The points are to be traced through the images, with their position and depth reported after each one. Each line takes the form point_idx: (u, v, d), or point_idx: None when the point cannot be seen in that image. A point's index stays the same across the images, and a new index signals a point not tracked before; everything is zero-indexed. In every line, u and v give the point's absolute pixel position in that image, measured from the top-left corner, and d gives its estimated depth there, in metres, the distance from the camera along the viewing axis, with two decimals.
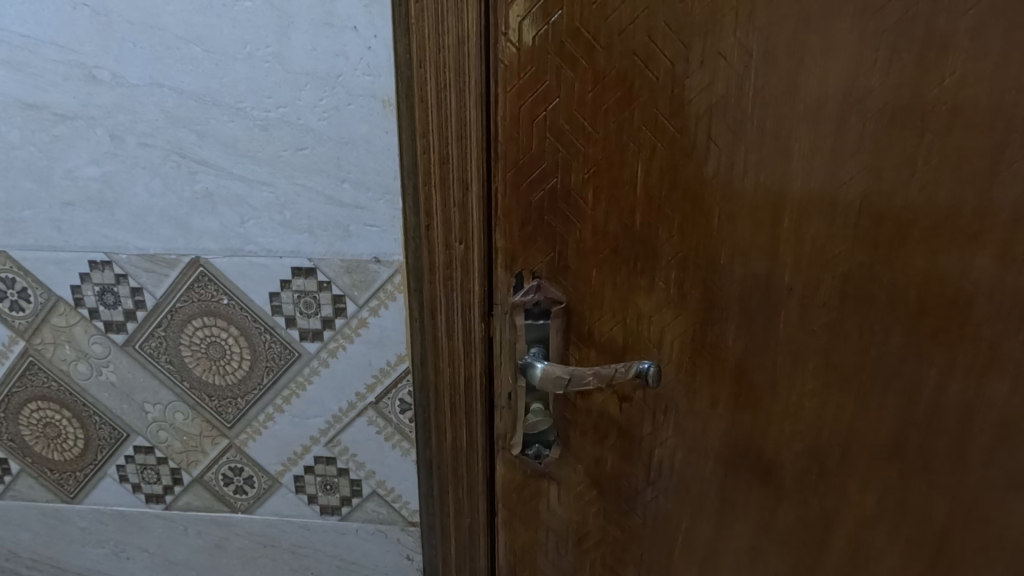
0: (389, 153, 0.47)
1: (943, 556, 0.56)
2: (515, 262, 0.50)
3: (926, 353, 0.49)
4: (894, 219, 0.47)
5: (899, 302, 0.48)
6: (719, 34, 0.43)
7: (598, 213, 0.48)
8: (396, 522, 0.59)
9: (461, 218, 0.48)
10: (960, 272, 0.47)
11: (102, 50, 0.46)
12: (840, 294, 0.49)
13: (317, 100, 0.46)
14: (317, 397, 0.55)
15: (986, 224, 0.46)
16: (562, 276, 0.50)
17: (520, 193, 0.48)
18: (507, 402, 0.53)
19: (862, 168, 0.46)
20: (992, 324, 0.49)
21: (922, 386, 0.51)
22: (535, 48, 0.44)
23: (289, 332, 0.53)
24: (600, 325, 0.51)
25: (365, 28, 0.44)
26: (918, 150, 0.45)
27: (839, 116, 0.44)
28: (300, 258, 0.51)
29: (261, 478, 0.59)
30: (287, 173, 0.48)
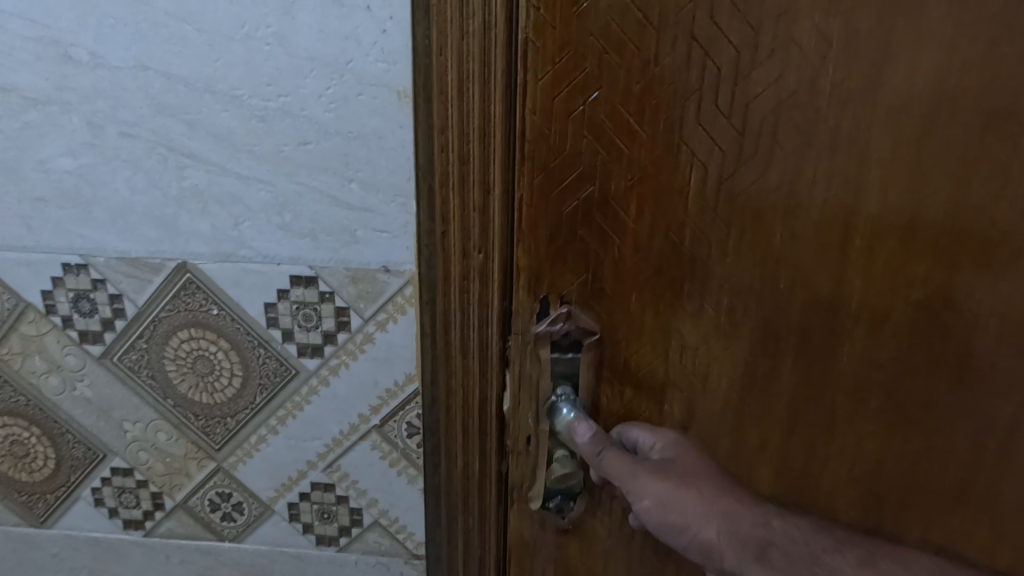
0: (403, 151, 0.42)
1: None
2: (540, 285, 0.45)
3: (992, 385, 0.45)
4: (978, 236, 0.42)
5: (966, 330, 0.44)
6: (795, 18, 0.38)
7: (642, 227, 0.43)
8: (399, 555, 0.54)
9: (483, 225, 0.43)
10: None
11: (80, 27, 0.41)
12: (911, 319, 0.44)
13: (324, 90, 0.41)
14: (315, 418, 0.50)
15: None
16: (595, 300, 0.45)
17: (551, 202, 0.43)
18: (526, 449, 0.48)
19: (946, 177, 0.41)
20: None
21: (998, 424, 0.45)
22: (577, 33, 0.39)
23: (285, 347, 0.48)
24: (636, 352, 0.46)
25: (379, 8, 0.39)
26: (1009, 158, 0.40)
27: (909, 122, 0.40)
28: (301, 266, 0.45)
29: (252, 505, 0.53)
30: (288, 171, 0.43)
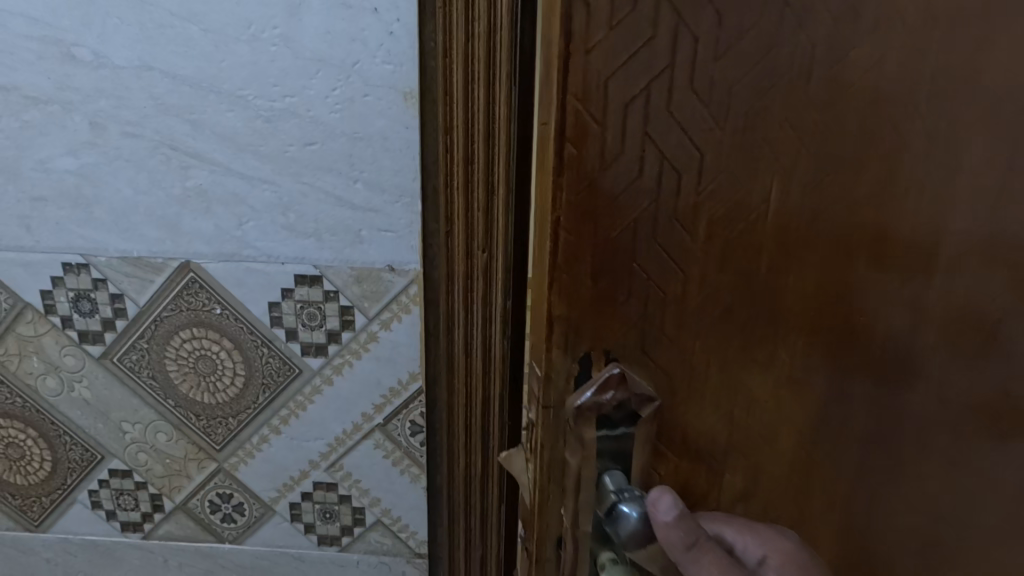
0: (409, 151, 0.43)
1: None
2: (578, 345, 0.30)
3: None
4: None
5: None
6: None
7: (734, 257, 0.29)
8: (401, 554, 0.54)
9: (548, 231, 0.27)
10: None
11: (83, 26, 0.41)
12: None
13: (330, 91, 0.42)
14: (318, 417, 0.50)
15: None
16: (659, 366, 0.31)
17: (599, 224, 0.28)
18: (556, 552, 0.33)
19: None
20: None
21: None
22: None
23: (289, 346, 0.48)
24: (710, 434, 0.33)
25: (387, 11, 0.40)
26: None
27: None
28: (305, 265, 0.46)
29: (253, 506, 0.53)
30: (293, 171, 0.43)
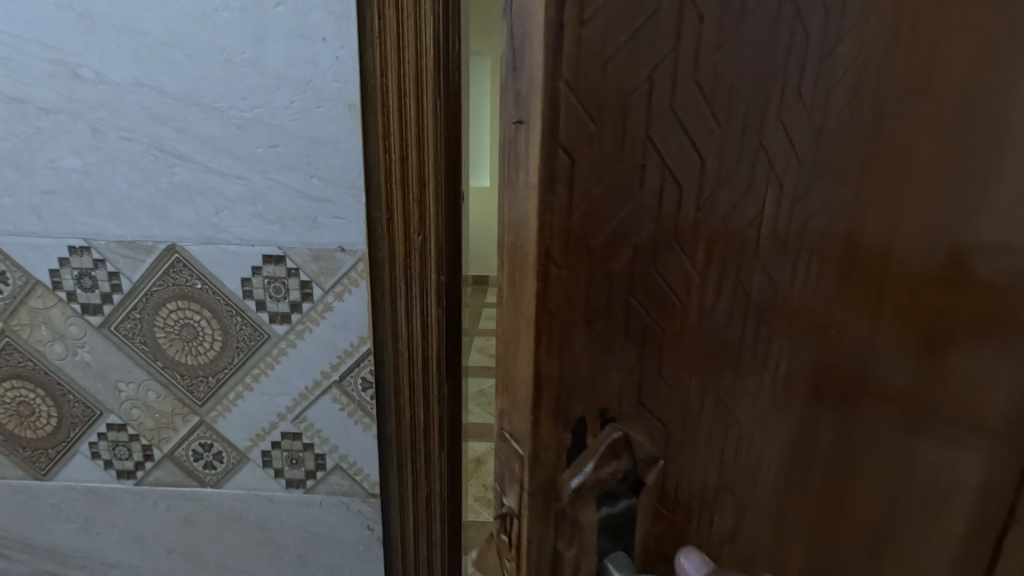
0: (354, 152, 0.53)
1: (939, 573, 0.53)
2: (573, 405, 0.29)
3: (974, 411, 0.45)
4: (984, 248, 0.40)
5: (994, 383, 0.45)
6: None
7: (709, 295, 0.31)
8: (358, 494, 0.64)
9: (543, 273, 0.26)
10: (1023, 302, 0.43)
11: (86, 51, 0.50)
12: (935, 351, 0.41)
13: (289, 103, 0.51)
14: (284, 376, 0.59)
15: None
16: (647, 409, 0.31)
17: (595, 276, 0.27)
18: None
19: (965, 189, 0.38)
20: None
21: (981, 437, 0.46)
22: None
23: (258, 315, 0.57)
24: (690, 473, 0.34)
25: (333, 39, 0.50)
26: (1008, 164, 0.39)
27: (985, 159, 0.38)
28: (271, 247, 0.55)
29: (230, 453, 0.63)
30: (261, 168, 0.53)
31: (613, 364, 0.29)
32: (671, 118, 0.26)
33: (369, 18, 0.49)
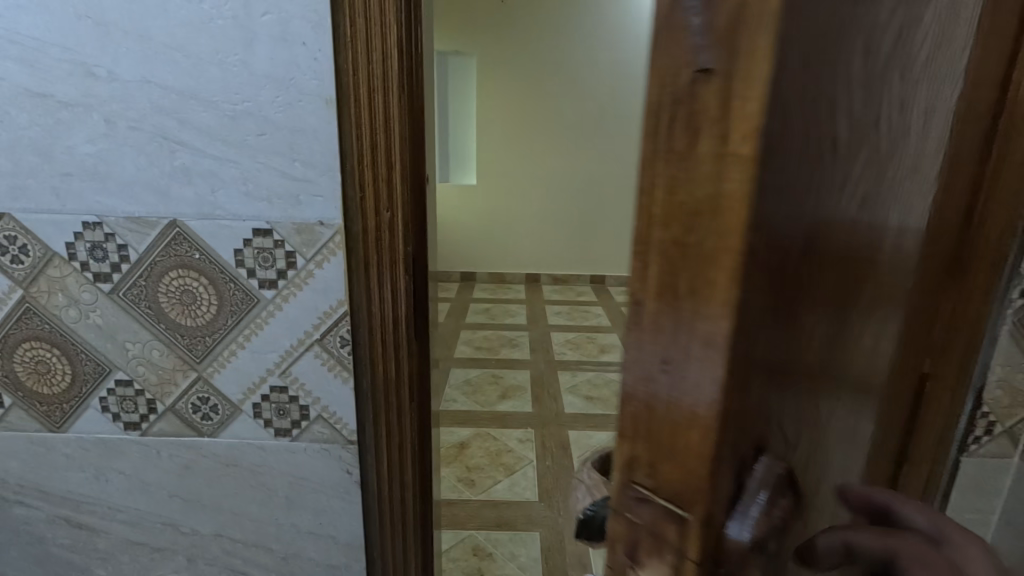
0: (330, 139, 0.62)
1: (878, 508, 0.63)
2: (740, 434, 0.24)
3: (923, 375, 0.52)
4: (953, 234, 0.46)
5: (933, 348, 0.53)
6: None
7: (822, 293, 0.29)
8: (338, 441, 0.73)
9: (748, 274, 0.20)
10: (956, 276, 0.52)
11: (100, 53, 0.59)
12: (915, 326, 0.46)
13: (275, 98, 0.60)
14: (273, 335, 0.68)
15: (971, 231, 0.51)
16: (777, 423, 0.28)
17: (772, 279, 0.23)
18: None
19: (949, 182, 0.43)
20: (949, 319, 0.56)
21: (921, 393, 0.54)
22: None
23: (249, 281, 0.66)
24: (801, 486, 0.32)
25: (312, 44, 0.59)
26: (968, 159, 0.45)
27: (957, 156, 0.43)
28: (260, 221, 0.64)
29: (225, 405, 0.71)
30: (251, 153, 0.62)
31: (771, 370, 0.26)
32: (833, 117, 0.25)
33: (342, 25, 0.58)
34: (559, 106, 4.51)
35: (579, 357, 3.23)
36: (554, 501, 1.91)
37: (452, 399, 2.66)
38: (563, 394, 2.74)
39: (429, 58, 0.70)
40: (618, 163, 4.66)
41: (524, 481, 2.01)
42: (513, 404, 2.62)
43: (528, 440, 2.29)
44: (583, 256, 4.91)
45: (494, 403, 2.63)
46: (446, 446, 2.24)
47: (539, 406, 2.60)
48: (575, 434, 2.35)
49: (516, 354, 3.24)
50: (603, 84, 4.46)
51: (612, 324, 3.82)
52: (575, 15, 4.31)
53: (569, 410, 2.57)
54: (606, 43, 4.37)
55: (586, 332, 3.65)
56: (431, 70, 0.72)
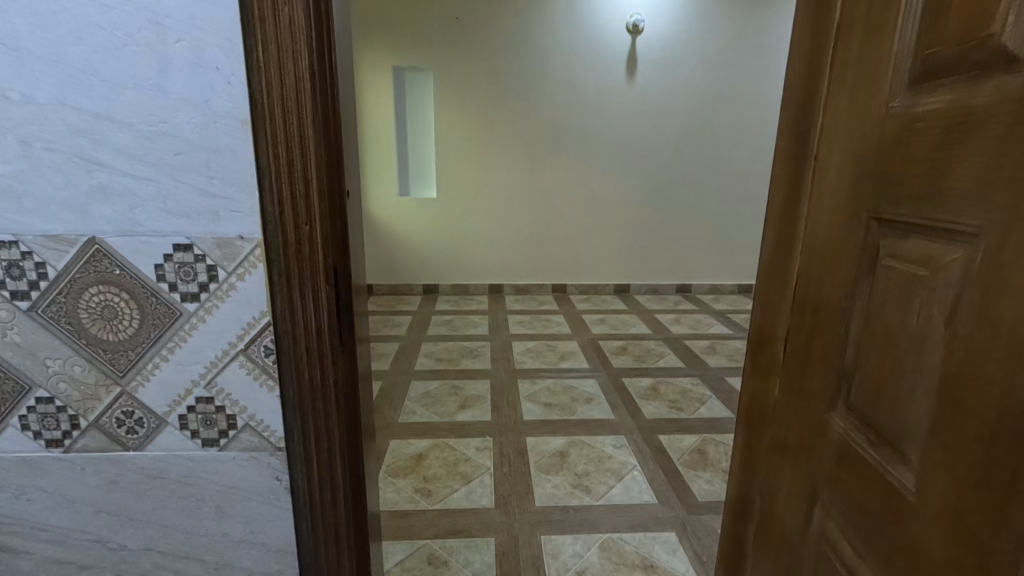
0: (248, 157, 0.65)
1: (789, 459, 0.77)
2: None
3: (837, 347, 0.64)
4: (878, 236, 0.57)
5: (831, 323, 0.65)
6: None
7: None
8: (265, 448, 0.75)
9: None
10: (832, 264, 0.66)
11: (13, 77, 0.61)
12: (885, 317, 0.55)
13: (190, 119, 0.63)
14: (196, 346, 0.70)
15: (830, 226, 0.66)
16: None
17: None
18: None
19: (909, 199, 0.52)
20: (808, 294, 0.72)
21: (823, 360, 0.67)
22: None
23: (171, 295, 0.68)
24: None
25: (225, 69, 0.62)
26: (882, 176, 0.56)
27: (900, 176, 0.53)
28: (180, 237, 0.66)
29: (151, 418, 0.72)
30: (168, 172, 0.65)
31: None
32: None
33: (254, 52, 0.62)
34: (516, 120, 4.61)
35: (539, 364, 3.28)
36: (510, 506, 1.94)
37: (411, 412, 2.67)
38: (521, 401, 2.78)
39: (346, 86, 0.75)
40: (575, 175, 4.79)
41: (481, 489, 2.04)
42: (473, 413, 2.65)
43: (485, 448, 2.31)
44: (545, 265, 5.00)
45: (454, 413, 2.65)
46: (404, 457, 2.25)
47: (498, 414, 2.63)
48: (533, 440, 2.39)
49: (476, 364, 3.27)
50: (558, 99, 4.60)
51: (572, 332, 3.90)
52: (527, 32, 4.44)
53: (527, 417, 2.62)
54: (558, 60, 4.51)
55: (546, 340, 3.71)
56: (349, 98, 0.78)
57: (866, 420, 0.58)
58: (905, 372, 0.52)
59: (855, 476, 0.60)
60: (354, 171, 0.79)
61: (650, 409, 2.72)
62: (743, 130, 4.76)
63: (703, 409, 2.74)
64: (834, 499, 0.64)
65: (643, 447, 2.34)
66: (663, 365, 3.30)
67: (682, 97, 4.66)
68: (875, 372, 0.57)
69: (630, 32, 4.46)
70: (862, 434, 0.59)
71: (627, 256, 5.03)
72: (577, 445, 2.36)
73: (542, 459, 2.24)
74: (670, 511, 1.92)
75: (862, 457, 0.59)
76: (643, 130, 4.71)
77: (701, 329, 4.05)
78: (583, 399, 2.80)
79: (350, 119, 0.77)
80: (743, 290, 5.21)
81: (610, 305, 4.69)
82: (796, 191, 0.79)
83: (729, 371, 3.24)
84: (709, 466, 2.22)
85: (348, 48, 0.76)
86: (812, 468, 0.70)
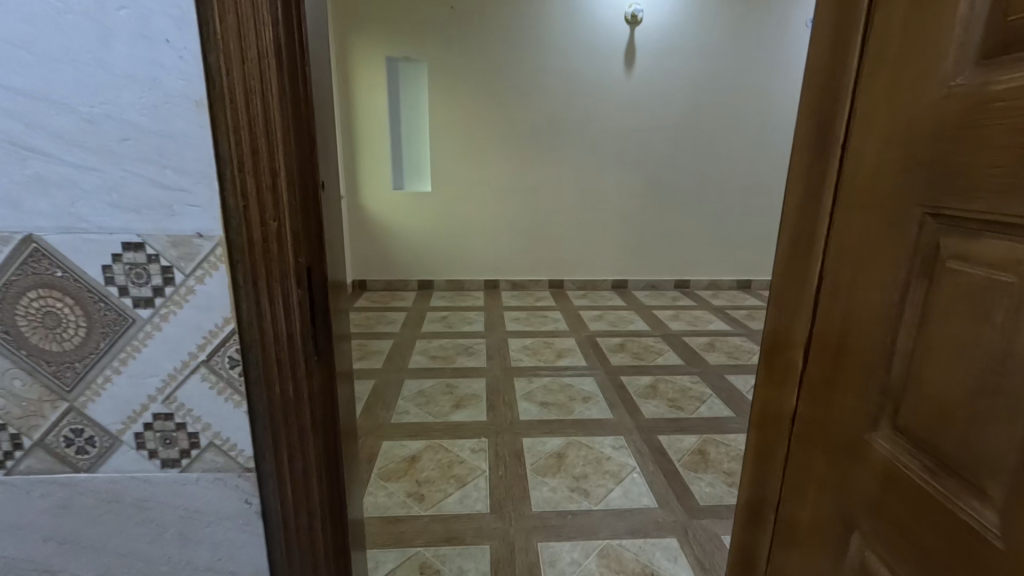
0: (205, 144, 0.57)
1: (813, 475, 0.70)
2: None
3: (877, 358, 0.57)
4: (937, 233, 0.50)
5: (867, 329, 0.59)
6: None
7: None
8: (233, 469, 0.68)
9: None
10: (869, 264, 0.59)
11: None
12: (948, 328, 0.48)
13: (138, 100, 0.55)
14: (152, 356, 0.62)
15: (867, 222, 0.59)
16: None
17: None
18: None
19: (987, 193, 0.45)
20: (837, 296, 0.65)
21: (856, 371, 0.61)
22: None
23: (122, 300, 0.60)
24: None
25: (176, 42, 0.54)
26: (942, 166, 0.49)
27: (970, 166, 0.46)
28: (129, 235, 0.59)
29: (103, 437, 0.65)
30: (114, 160, 0.57)
31: None
32: None
33: (210, 23, 0.54)
34: (512, 113, 4.53)
35: (535, 362, 3.21)
36: (506, 511, 1.87)
37: (404, 411, 2.60)
38: (517, 400, 2.72)
39: (320, 69, 0.68)
40: (573, 169, 4.71)
41: (475, 492, 1.97)
42: (468, 413, 2.58)
43: (480, 450, 2.25)
44: (542, 260, 4.93)
45: (448, 413, 2.58)
46: (396, 460, 2.18)
47: (493, 414, 2.57)
48: (529, 441, 2.33)
49: (472, 362, 3.20)
50: (555, 91, 4.51)
51: (569, 328, 3.84)
52: (524, 23, 4.34)
53: (524, 417, 2.55)
54: (556, 51, 4.42)
55: (543, 337, 3.64)
56: (324, 83, 0.70)
57: (921, 443, 0.51)
58: (977, 392, 0.45)
59: (905, 503, 0.53)
60: (329, 164, 0.72)
61: (650, 408, 2.66)
62: (743, 123, 4.68)
63: (703, 408, 2.68)
64: (875, 527, 0.57)
65: (643, 448, 2.28)
66: (662, 363, 3.24)
67: (681, 89, 4.58)
68: (933, 389, 0.50)
69: (629, 23, 4.37)
70: (915, 459, 0.52)
71: (625, 252, 4.97)
72: (574, 446, 2.30)
73: (539, 461, 2.18)
74: (671, 516, 1.86)
75: (916, 484, 0.52)
76: (642, 123, 4.62)
77: (700, 326, 3.99)
78: (580, 398, 2.74)
79: (324, 106, 0.69)
80: (741, 285, 5.16)
81: (608, 300, 4.62)
82: (818, 184, 0.72)
83: (729, 368, 3.18)
84: (710, 468, 2.16)
85: (322, 29, 0.69)
86: (842, 488, 0.63)
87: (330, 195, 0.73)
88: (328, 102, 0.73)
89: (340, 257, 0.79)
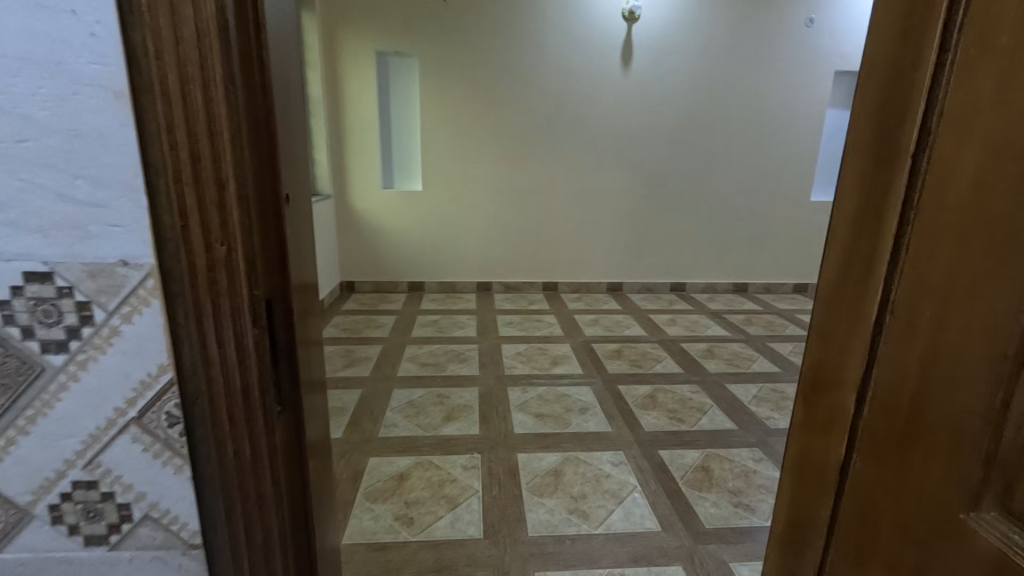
0: (128, 148, 0.44)
1: (873, 544, 0.60)
2: None
3: (983, 425, 0.47)
4: None
5: (967, 388, 0.48)
6: None
7: None
8: (175, 546, 0.55)
9: None
10: (966, 307, 0.48)
11: None
12: None
13: (36, 89, 0.42)
14: (67, 413, 0.50)
15: (965, 256, 0.48)
16: None
17: None
18: None
19: None
20: (915, 339, 0.54)
21: (945, 434, 0.50)
22: None
23: (26, 344, 0.47)
24: None
25: (85, 13, 0.41)
26: None
27: None
28: (33, 262, 0.46)
29: (8, 512, 0.52)
30: (8, 168, 0.44)
31: None
32: None
33: None
34: (507, 111, 4.40)
35: (530, 370, 3.09)
36: (500, 537, 1.75)
37: (392, 424, 2.46)
38: (511, 412, 2.59)
39: (284, 58, 0.56)
40: (568, 170, 4.60)
41: (468, 515, 1.85)
42: (460, 426, 2.45)
43: (473, 467, 2.13)
44: (536, 263, 4.81)
45: (439, 427, 2.45)
46: (384, 478, 2.05)
47: (486, 427, 2.44)
48: (524, 457, 2.21)
49: (463, 370, 3.07)
50: (550, 89, 4.39)
51: (564, 334, 3.72)
52: (519, 19, 4.21)
53: (518, 430, 2.43)
54: (551, 48, 4.30)
55: (537, 343, 3.52)
56: (289, 77, 0.58)
57: None
58: None
59: None
60: (296, 172, 0.60)
61: (649, 420, 2.56)
62: (741, 124, 4.60)
63: (704, 420, 2.58)
64: None
65: (643, 465, 2.18)
66: (660, 371, 3.13)
67: (679, 89, 4.48)
68: None
69: (626, 20, 4.26)
70: None
71: (620, 254, 4.87)
72: (572, 463, 2.18)
73: (534, 479, 2.06)
74: (675, 541, 1.76)
75: None
76: (638, 122, 4.52)
77: (697, 331, 3.90)
78: (577, 409, 2.62)
79: (289, 101, 0.57)
80: (737, 289, 5.08)
81: (603, 304, 4.52)
82: (877, 200, 0.61)
83: (729, 377, 3.08)
84: (714, 487, 2.06)
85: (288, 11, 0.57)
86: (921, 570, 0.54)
87: (297, 210, 0.60)
88: (296, 98, 0.60)
89: (310, 282, 0.67)
